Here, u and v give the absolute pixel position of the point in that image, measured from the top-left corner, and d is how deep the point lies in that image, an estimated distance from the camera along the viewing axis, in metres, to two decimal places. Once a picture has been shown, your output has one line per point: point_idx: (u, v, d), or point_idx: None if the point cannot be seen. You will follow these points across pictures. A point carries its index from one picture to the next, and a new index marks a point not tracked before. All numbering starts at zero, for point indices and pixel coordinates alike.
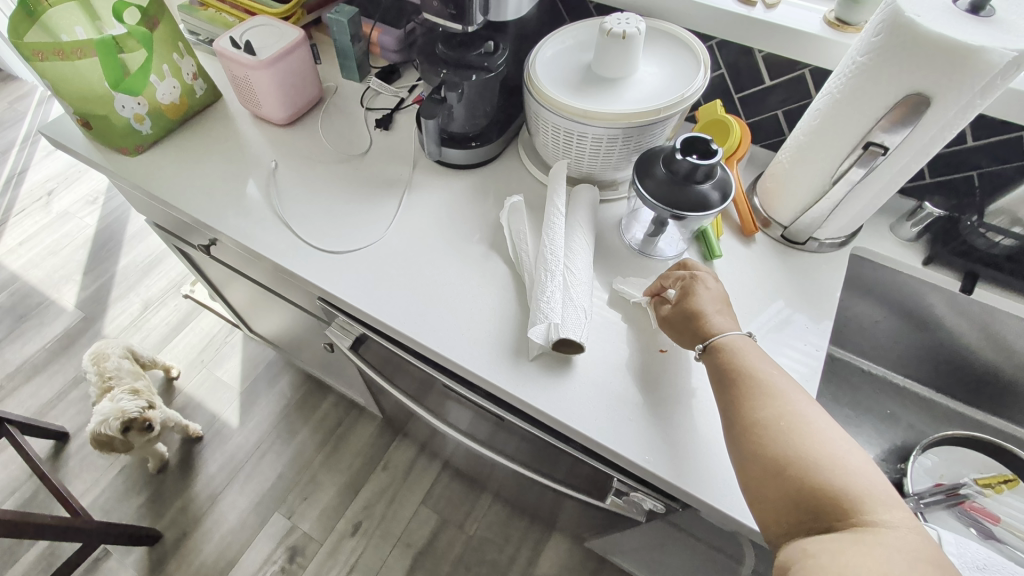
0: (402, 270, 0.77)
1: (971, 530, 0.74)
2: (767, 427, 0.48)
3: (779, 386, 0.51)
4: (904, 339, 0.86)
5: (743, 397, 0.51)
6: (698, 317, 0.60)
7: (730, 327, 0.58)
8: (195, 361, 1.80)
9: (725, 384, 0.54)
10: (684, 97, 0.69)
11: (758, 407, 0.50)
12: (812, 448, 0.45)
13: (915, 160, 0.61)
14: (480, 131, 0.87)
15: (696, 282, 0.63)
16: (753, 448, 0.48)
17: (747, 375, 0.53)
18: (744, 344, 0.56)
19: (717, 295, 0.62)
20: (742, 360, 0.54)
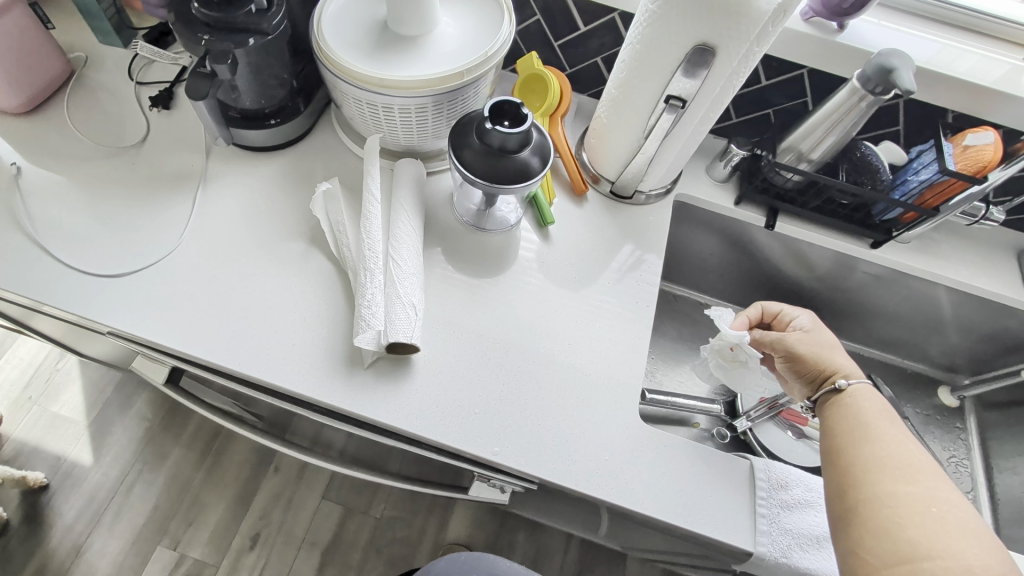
0: (207, 287, 0.66)
1: (788, 434, 0.84)
2: (907, 505, 0.49)
3: (919, 465, 0.52)
4: (734, 270, 0.91)
5: (887, 465, 0.52)
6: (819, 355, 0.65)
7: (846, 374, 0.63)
8: (21, 399, 1.43)
9: (869, 440, 0.55)
10: (489, 56, 0.63)
11: (897, 481, 0.51)
12: (960, 549, 0.47)
13: (713, 109, 0.62)
14: (279, 105, 0.75)
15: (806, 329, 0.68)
16: (889, 523, 0.49)
17: (897, 443, 0.54)
18: (863, 403, 0.59)
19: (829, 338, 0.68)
20: (860, 428, 0.57)
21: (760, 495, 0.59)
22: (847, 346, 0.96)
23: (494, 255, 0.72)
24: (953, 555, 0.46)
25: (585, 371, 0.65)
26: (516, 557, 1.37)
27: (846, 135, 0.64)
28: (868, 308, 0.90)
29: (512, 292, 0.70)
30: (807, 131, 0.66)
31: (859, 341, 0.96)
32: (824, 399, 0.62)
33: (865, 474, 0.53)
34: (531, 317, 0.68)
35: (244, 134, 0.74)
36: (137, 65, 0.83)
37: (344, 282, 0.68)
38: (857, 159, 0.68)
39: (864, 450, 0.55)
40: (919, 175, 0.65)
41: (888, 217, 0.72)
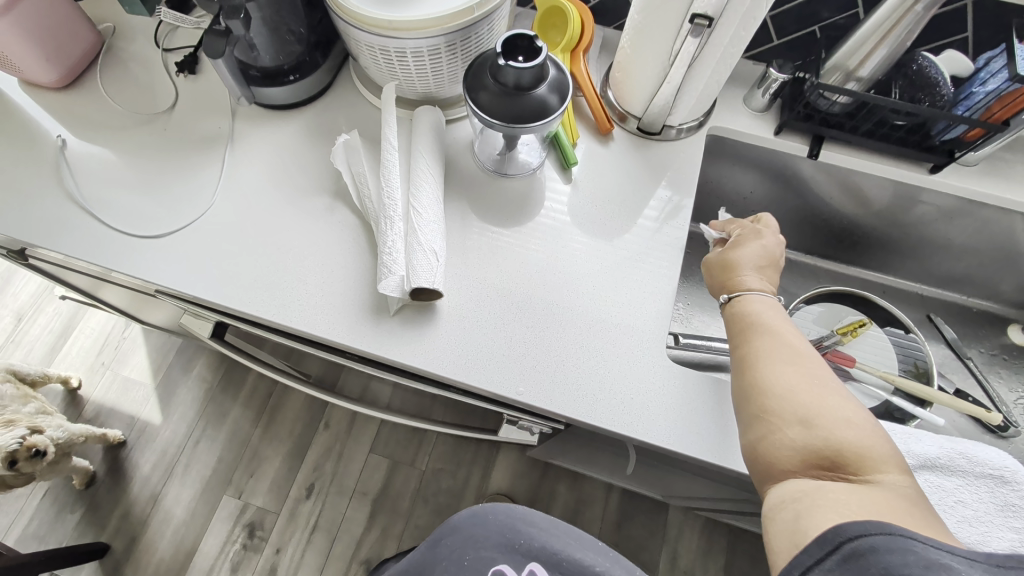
0: (239, 243, 0.69)
1: (833, 376, 0.80)
2: (784, 377, 0.48)
3: (810, 347, 0.51)
4: (774, 207, 0.85)
5: (789, 350, 0.50)
6: (730, 266, 0.59)
7: (758, 288, 0.57)
8: (96, 365, 1.55)
9: (754, 334, 0.52)
10: None
11: (780, 361, 0.49)
12: (834, 406, 0.45)
13: (744, 28, 0.57)
14: (297, 61, 0.74)
15: (739, 244, 0.61)
16: (776, 392, 0.47)
17: (777, 329, 0.52)
18: (759, 305, 0.55)
19: (766, 253, 0.59)
20: (760, 316, 0.54)
21: None
22: (903, 284, 0.90)
23: (518, 201, 0.71)
24: (829, 414, 0.45)
25: (609, 314, 0.64)
26: (558, 506, 1.40)
27: (898, 47, 0.58)
28: (927, 242, 0.83)
29: (536, 236, 0.69)
30: (855, 46, 0.60)
31: (916, 279, 0.89)
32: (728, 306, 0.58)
33: (744, 359, 0.51)
34: (557, 264, 0.67)
35: (266, 93, 0.74)
36: (162, 32, 0.85)
37: (366, 234, 0.69)
38: (914, 74, 0.62)
39: (758, 340, 0.52)
40: (986, 86, 0.58)
41: (948, 137, 0.65)
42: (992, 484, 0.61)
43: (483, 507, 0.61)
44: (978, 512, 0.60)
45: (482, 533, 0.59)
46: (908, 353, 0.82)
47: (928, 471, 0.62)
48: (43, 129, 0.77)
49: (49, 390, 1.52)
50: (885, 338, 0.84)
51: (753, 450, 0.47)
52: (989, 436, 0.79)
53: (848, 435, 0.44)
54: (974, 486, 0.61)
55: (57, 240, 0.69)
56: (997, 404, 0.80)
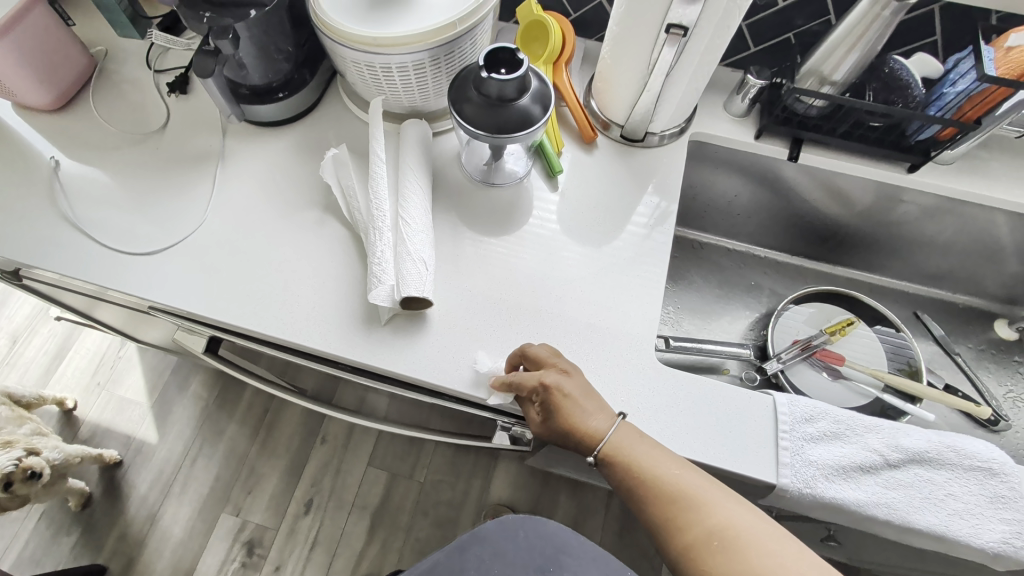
0: (231, 257, 0.70)
1: (823, 375, 0.81)
2: (704, 547, 0.49)
3: (704, 487, 0.52)
4: (759, 211, 0.86)
5: (692, 497, 0.51)
6: (573, 422, 0.55)
7: (607, 423, 0.55)
8: (91, 386, 1.55)
9: (653, 494, 0.52)
10: (481, 4, 0.62)
11: (688, 526, 0.50)
12: (761, 562, 0.47)
13: (718, 36, 0.59)
14: (286, 78, 0.75)
15: (554, 394, 0.56)
16: (714, 571, 0.48)
17: (660, 485, 0.52)
18: (624, 445, 0.54)
19: (583, 398, 0.56)
20: (635, 462, 0.53)
21: (783, 427, 0.61)
22: (889, 282, 0.91)
23: (506, 209, 0.72)
24: (764, 573, 0.47)
25: (598, 320, 0.65)
26: (558, 515, 1.39)
27: (870, 51, 0.60)
28: (910, 240, 0.84)
29: (525, 244, 0.70)
30: (828, 50, 0.61)
31: (902, 277, 0.90)
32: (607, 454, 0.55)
33: (666, 528, 0.51)
34: (546, 271, 0.68)
35: (255, 110, 0.76)
36: (154, 54, 0.86)
37: (357, 246, 0.70)
38: (886, 76, 0.63)
39: (659, 502, 0.52)
40: (956, 86, 0.60)
41: (922, 136, 0.67)
42: (981, 477, 0.62)
43: (514, 520, 0.58)
44: (970, 505, 0.61)
45: (512, 550, 0.56)
46: (899, 352, 0.83)
47: (918, 465, 0.62)
48: (36, 152, 0.78)
49: (44, 413, 1.52)
50: (875, 338, 0.85)
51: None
52: (981, 430, 0.80)
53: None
54: (964, 479, 0.62)
55: (50, 260, 0.70)
56: (987, 398, 0.81)
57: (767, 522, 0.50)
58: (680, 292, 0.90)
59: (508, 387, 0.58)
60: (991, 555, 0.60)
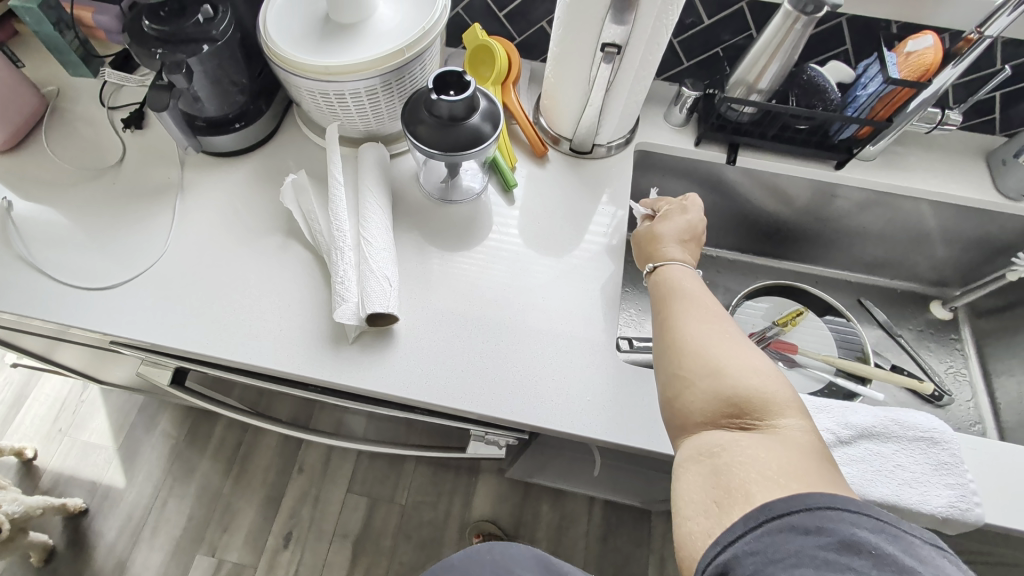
0: (193, 287, 0.70)
1: (779, 364, 0.85)
2: (691, 342, 0.51)
3: (719, 314, 0.54)
4: (708, 212, 0.91)
5: (705, 316, 0.54)
6: (654, 239, 0.66)
7: (678, 255, 0.64)
8: (52, 433, 1.49)
9: (672, 300, 0.57)
10: (428, 31, 0.65)
11: (694, 325, 0.53)
12: (734, 358, 0.49)
13: (650, 52, 0.63)
14: (242, 109, 0.77)
15: (663, 215, 0.68)
16: (682, 346, 0.52)
17: (683, 299, 0.57)
18: (682, 274, 0.60)
19: (684, 228, 0.67)
20: (678, 288, 0.59)
21: None
22: (833, 274, 0.97)
23: (465, 224, 0.74)
24: (726, 365, 0.49)
25: (559, 325, 0.68)
26: (542, 526, 1.39)
27: (789, 61, 0.65)
28: (848, 232, 0.90)
29: (485, 257, 0.72)
30: (752, 62, 0.67)
31: (844, 267, 0.96)
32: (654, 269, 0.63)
33: (662, 331, 0.55)
34: (507, 281, 0.71)
35: (212, 142, 0.77)
36: (107, 92, 0.87)
37: (321, 269, 0.71)
38: (805, 83, 0.69)
39: (675, 304, 0.56)
40: (867, 88, 0.65)
41: (845, 135, 0.73)
42: (924, 446, 0.66)
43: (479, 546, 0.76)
44: (916, 474, 0.64)
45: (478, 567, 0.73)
46: (847, 339, 0.88)
47: (867, 440, 0.66)
48: None
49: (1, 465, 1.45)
50: (824, 326, 0.89)
51: (667, 413, 0.52)
52: (927, 406, 0.85)
53: (744, 380, 0.48)
54: (910, 450, 0.65)
55: (4, 300, 0.69)
56: (930, 375, 0.86)
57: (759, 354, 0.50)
58: (640, 295, 0.93)
59: (647, 215, 0.72)
60: (941, 520, 0.63)
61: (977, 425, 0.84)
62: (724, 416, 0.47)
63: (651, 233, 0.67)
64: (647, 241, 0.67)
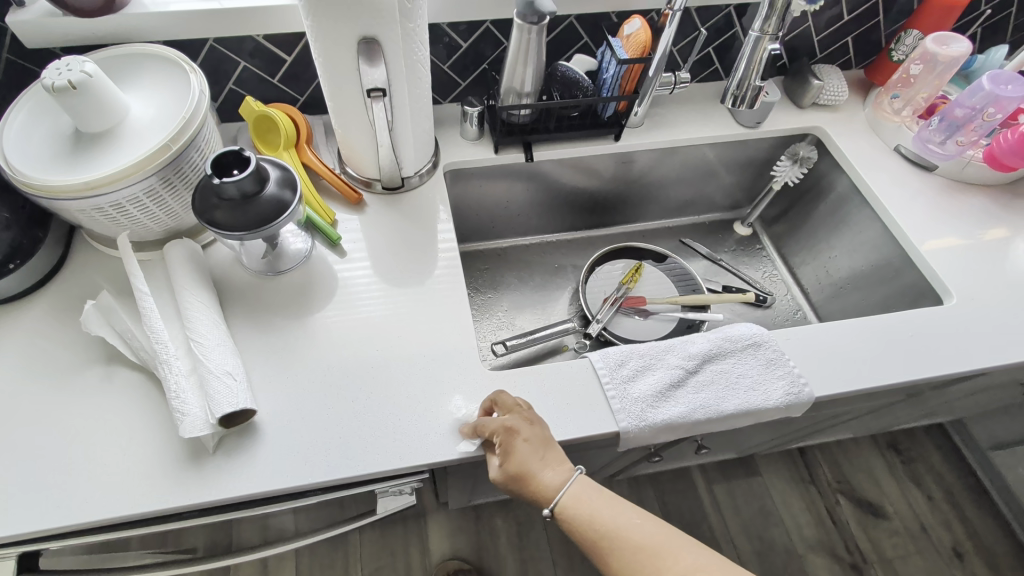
0: (7, 459, 0.61)
1: (635, 317, 0.94)
2: None
3: (656, 532, 0.55)
4: (536, 205, 0.98)
5: (662, 546, 0.54)
6: (524, 478, 0.59)
7: (561, 476, 0.59)
8: None
9: (607, 550, 0.55)
10: (192, 118, 0.63)
11: (655, 574, 0.53)
12: None
13: (415, 86, 0.68)
14: (13, 246, 0.68)
15: (513, 437, 0.59)
16: None
17: (619, 534, 0.55)
18: (584, 496, 0.58)
19: (536, 445, 0.60)
20: (592, 512, 0.57)
21: (603, 379, 0.70)
22: (658, 224, 1.09)
23: (301, 291, 0.74)
24: None
25: (421, 356, 0.70)
26: (503, 541, 1.40)
27: (540, 64, 0.73)
28: (654, 187, 1.02)
29: (331, 317, 0.72)
30: (510, 72, 0.74)
31: (665, 216, 1.08)
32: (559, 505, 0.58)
33: None
34: (359, 332, 0.71)
35: None
36: None
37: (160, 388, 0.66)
38: (562, 78, 0.78)
39: (616, 554, 0.55)
40: (609, 70, 0.75)
41: (610, 111, 0.83)
42: (754, 350, 0.75)
43: None
44: (755, 376, 0.74)
45: None
46: (683, 276, 1.00)
47: (711, 362, 0.75)
48: None
49: None
50: (663, 272, 1.00)
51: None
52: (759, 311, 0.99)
53: None
54: (744, 359, 0.75)
55: None
56: (753, 284, 1.01)
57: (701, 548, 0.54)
58: (504, 297, 0.98)
59: (475, 433, 0.61)
60: (785, 408, 0.72)
61: (799, 312, 1.00)
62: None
63: (523, 472, 0.59)
64: (515, 476, 0.59)
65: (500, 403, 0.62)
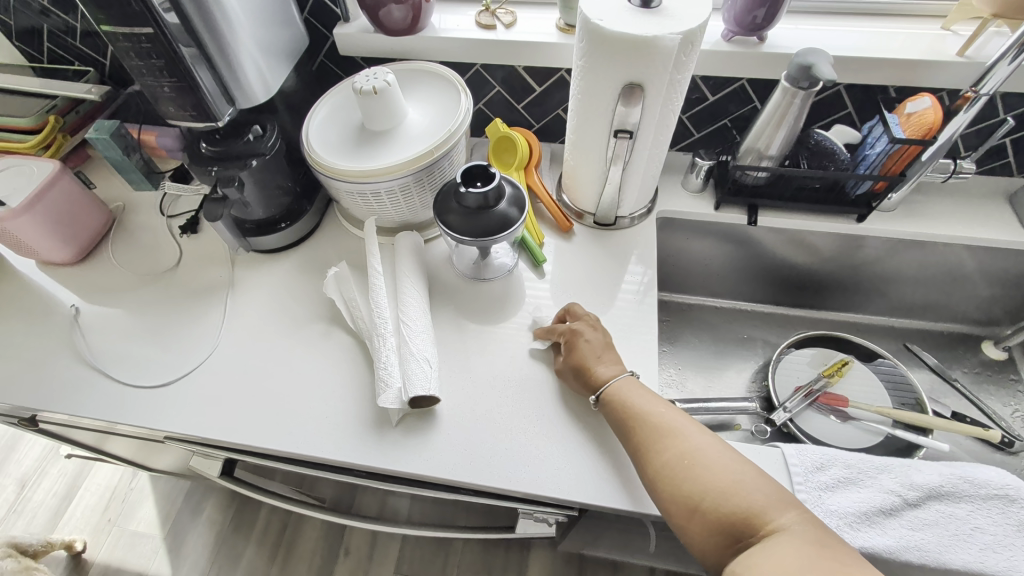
0: (242, 381, 0.73)
1: (831, 418, 0.83)
2: (674, 465, 0.53)
3: (676, 419, 0.57)
4: (738, 268, 0.92)
5: (671, 427, 0.56)
6: (583, 369, 0.65)
7: (615, 371, 0.65)
8: (102, 523, 1.51)
9: (628, 430, 0.59)
10: (454, 130, 0.70)
11: (661, 450, 0.55)
12: (719, 474, 0.51)
13: (661, 132, 0.67)
14: (286, 210, 0.83)
15: (577, 337, 0.68)
16: (669, 490, 0.53)
17: (641, 413, 0.58)
18: (621, 391, 0.62)
19: (596, 344, 0.67)
20: (624, 406, 0.60)
21: (797, 479, 0.62)
22: (874, 320, 0.96)
23: (498, 301, 0.77)
24: (713, 488, 0.50)
25: None
26: None
27: (794, 129, 0.69)
28: (882, 280, 0.89)
29: (519, 332, 0.74)
30: (758, 132, 0.71)
31: (883, 313, 0.95)
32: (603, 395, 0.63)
33: (639, 456, 0.57)
34: (544, 354, 0.72)
35: (260, 241, 0.83)
36: (166, 202, 0.96)
37: (365, 355, 0.74)
38: (813, 147, 0.72)
39: (633, 434, 0.58)
40: (875, 148, 0.68)
41: (860, 190, 0.75)
42: (1001, 505, 0.62)
43: None
44: (998, 536, 0.60)
45: None
46: (897, 385, 0.85)
47: (937, 500, 0.62)
48: (58, 302, 0.84)
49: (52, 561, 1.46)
50: (871, 375, 0.87)
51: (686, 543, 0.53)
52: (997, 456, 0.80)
53: (734, 497, 0.49)
54: (986, 511, 0.62)
55: (68, 403, 0.73)
56: (994, 421, 0.82)
57: (735, 454, 0.53)
58: (678, 354, 0.93)
59: (546, 333, 0.71)
60: None
61: None
62: (737, 541, 0.48)
63: (579, 362, 0.66)
64: (575, 368, 0.66)
65: (579, 312, 0.72)
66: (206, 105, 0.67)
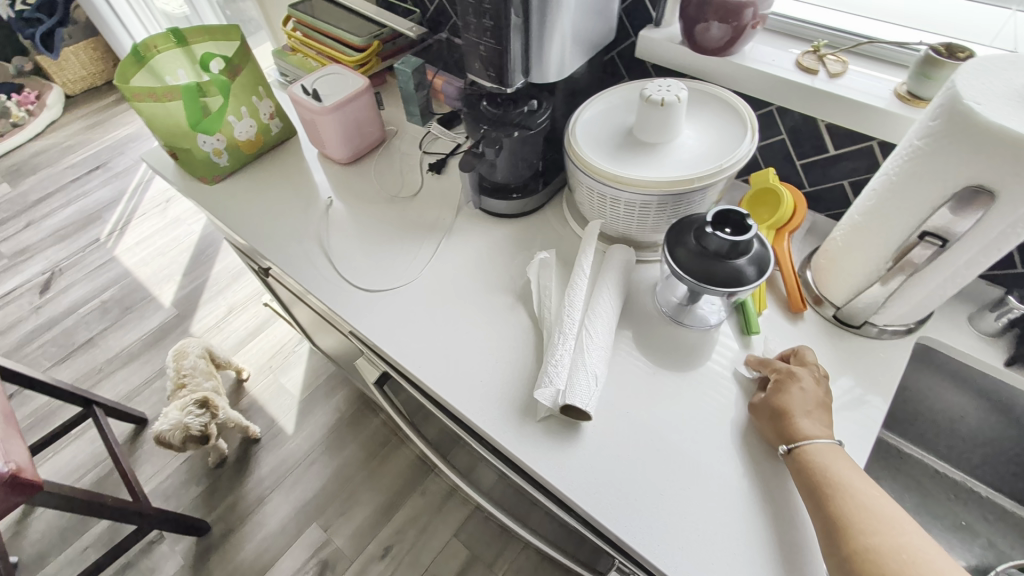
0: (427, 316, 0.79)
1: None
2: (887, 553, 0.45)
3: (883, 501, 0.49)
4: (995, 443, 0.79)
5: (865, 505, 0.49)
6: (783, 417, 0.59)
7: (821, 433, 0.57)
8: (265, 367, 1.81)
9: (824, 499, 0.51)
10: (725, 166, 0.65)
11: (867, 531, 0.47)
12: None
13: (986, 255, 0.54)
14: (523, 183, 0.87)
15: (790, 379, 0.62)
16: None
17: (844, 484, 0.51)
18: (829, 457, 0.54)
19: (812, 397, 0.59)
20: (825, 471, 0.53)
21: None
22: None
23: (687, 351, 0.71)
24: None
25: (763, 503, 0.58)
26: None
27: None
28: None
29: (701, 394, 0.67)
30: None
31: None
32: (797, 451, 0.56)
33: (833, 533, 0.49)
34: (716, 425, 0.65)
35: (490, 203, 0.88)
36: (426, 138, 1.07)
37: (536, 344, 0.74)
38: None
39: (833, 499, 0.51)
40: None
41: None
42: None
43: None
44: None
45: None
46: None
47: None
48: (321, 191, 1.00)
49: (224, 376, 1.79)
50: None
51: None
52: None
53: None
54: None
55: (300, 272, 0.87)
56: None
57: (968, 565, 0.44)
58: None
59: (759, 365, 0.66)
60: None
61: None
62: None
63: (778, 409, 0.60)
64: (773, 415, 0.60)
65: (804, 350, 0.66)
66: (506, 71, 0.72)
